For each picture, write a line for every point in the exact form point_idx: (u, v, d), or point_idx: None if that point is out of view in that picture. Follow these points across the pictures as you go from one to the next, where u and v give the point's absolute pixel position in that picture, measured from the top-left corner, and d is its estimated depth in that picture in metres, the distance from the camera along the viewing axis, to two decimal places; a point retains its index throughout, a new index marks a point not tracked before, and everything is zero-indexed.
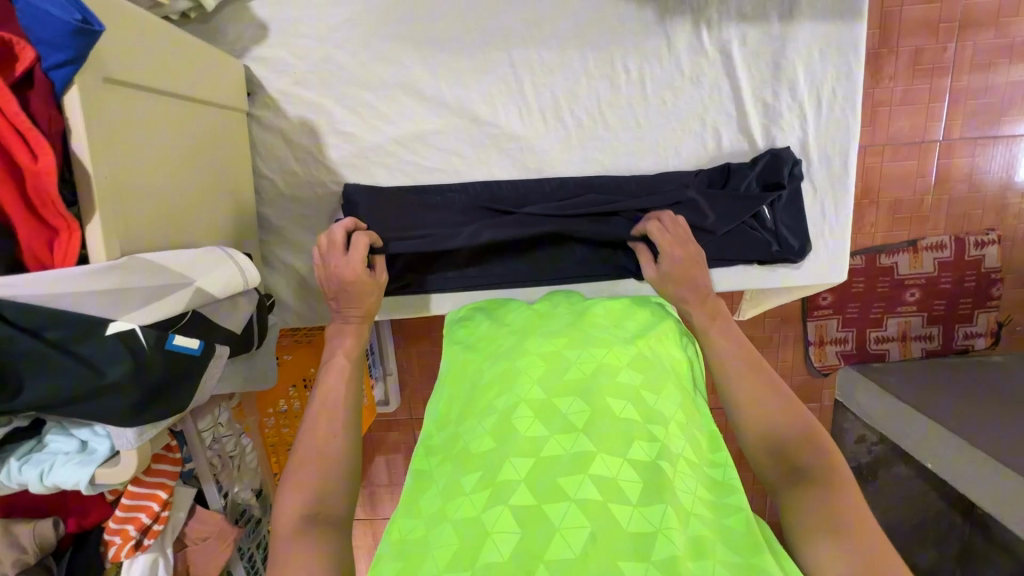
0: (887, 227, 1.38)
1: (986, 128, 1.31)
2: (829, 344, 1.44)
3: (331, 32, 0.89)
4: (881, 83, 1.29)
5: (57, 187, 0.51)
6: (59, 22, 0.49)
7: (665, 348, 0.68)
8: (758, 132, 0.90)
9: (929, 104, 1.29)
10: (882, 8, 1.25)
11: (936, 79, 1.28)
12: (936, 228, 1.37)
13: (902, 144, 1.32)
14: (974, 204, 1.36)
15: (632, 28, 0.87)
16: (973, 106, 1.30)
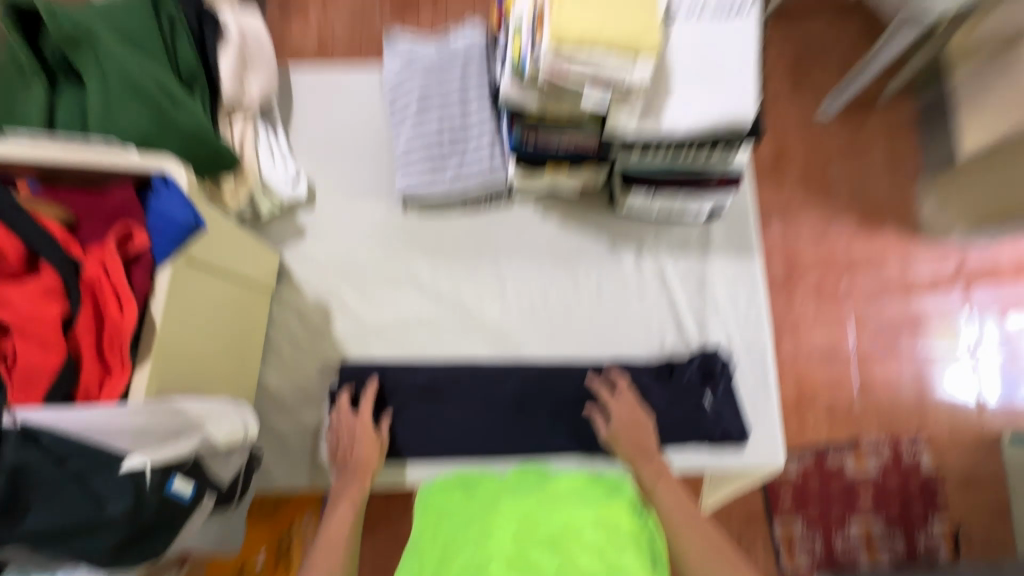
0: (828, 428, 1.53)
1: (888, 347, 1.57)
2: (798, 544, 1.48)
3: (358, 237, 1.14)
4: (795, 306, 1.59)
5: (130, 335, 0.63)
6: (178, 222, 0.68)
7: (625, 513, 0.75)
8: (694, 333, 1.11)
9: (838, 325, 1.58)
10: (786, 250, 1.60)
11: (838, 306, 1.58)
12: (871, 430, 1.53)
13: (823, 356, 1.56)
14: (897, 412, 1.54)
15: (591, 251, 1.14)
16: (872, 329, 1.57)
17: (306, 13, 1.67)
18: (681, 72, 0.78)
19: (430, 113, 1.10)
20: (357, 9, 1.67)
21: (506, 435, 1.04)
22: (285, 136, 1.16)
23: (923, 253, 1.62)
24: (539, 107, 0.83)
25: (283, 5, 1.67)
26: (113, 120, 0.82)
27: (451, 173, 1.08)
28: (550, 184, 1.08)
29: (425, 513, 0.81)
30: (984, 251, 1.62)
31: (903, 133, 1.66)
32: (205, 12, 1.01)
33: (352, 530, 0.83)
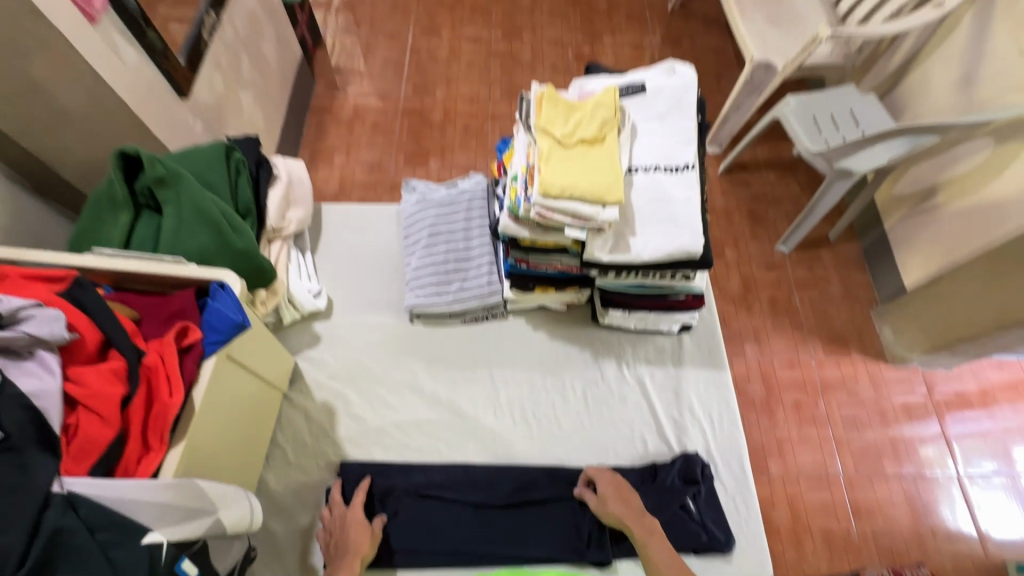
0: (829, 558, 1.49)
1: (874, 469, 1.60)
2: None
3: (367, 345, 1.27)
4: (778, 424, 1.65)
5: (174, 415, 0.74)
6: (229, 320, 0.83)
7: None
8: (674, 439, 1.19)
9: (822, 443, 1.62)
10: (762, 371, 1.72)
11: (819, 426, 1.65)
12: (873, 558, 1.49)
13: (812, 476, 1.58)
14: (895, 539, 1.51)
15: (577, 362, 1.27)
16: (853, 448, 1.62)
17: (334, 163, 2.00)
18: (642, 213, 1.00)
19: (439, 242, 1.30)
20: (379, 160, 2.01)
21: (497, 540, 1.06)
22: (312, 258, 1.35)
23: (891, 375, 1.73)
24: (531, 237, 1.03)
25: (316, 158, 2.01)
26: (180, 240, 1.00)
27: (454, 290, 1.25)
28: (539, 302, 1.25)
29: None
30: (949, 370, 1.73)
31: (856, 272, 1.89)
32: (262, 161, 1.26)
33: None
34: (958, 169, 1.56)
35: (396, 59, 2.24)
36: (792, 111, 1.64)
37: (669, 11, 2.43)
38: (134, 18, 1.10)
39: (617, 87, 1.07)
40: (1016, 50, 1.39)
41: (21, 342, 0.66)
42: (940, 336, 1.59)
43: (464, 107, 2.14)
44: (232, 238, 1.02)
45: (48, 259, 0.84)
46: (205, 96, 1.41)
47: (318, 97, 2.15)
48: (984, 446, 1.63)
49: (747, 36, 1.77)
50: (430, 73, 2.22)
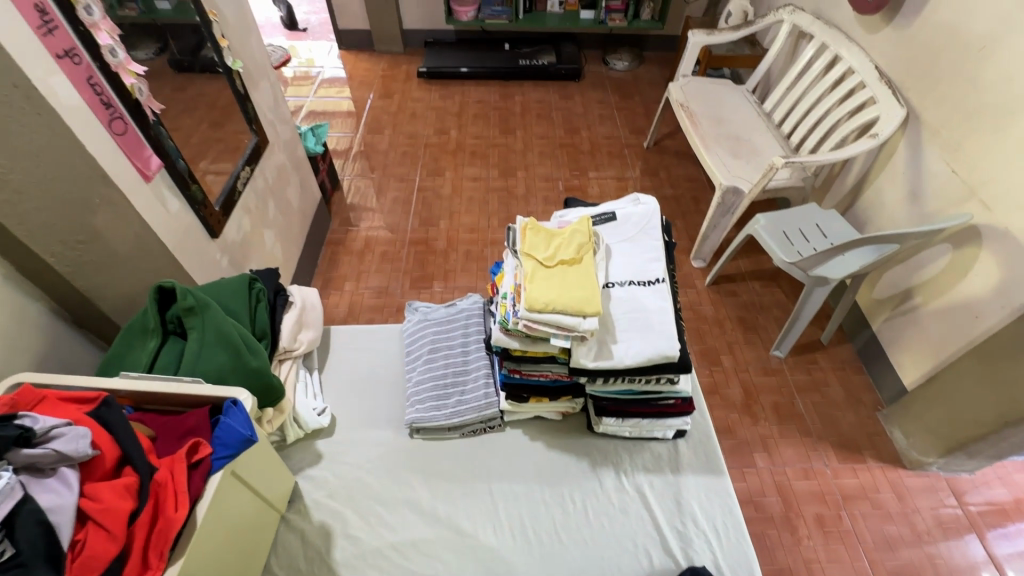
0: None
1: None
2: None
3: (368, 462, 1.28)
4: (802, 541, 1.55)
5: (176, 531, 0.76)
6: (239, 436, 0.89)
7: None
8: (680, 553, 1.15)
9: (853, 562, 1.52)
10: (775, 481, 1.67)
11: (848, 542, 1.56)
12: None
13: None
14: None
15: (575, 473, 1.27)
16: (887, 566, 1.52)
17: (345, 289, 2.16)
18: (621, 322, 1.09)
19: (438, 357, 1.39)
20: (388, 285, 2.17)
21: None
22: (318, 377, 1.43)
23: (912, 483, 1.67)
24: (521, 347, 1.12)
25: (329, 285, 2.18)
26: (199, 361, 1.09)
27: (453, 404, 1.30)
28: (535, 411, 1.30)
29: None
30: (974, 476, 1.68)
31: (854, 374, 1.93)
32: (280, 290, 1.40)
33: None
34: (927, 272, 1.66)
35: (404, 198, 2.54)
36: (762, 228, 1.81)
37: (645, 149, 2.78)
38: (183, 175, 1.32)
39: (591, 216, 1.24)
40: (948, 170, 1.55)
41: (47, 459, 0.72)
42: (949, 438, 1.55)
43: (465, 235, 2.37)
44: (247, 358, 1.12)
45: (82, 382, 0.94)
46: (233, 236, 1.60)
47: (334, 232, 2.39)
48: None
49: (715, 166, 2.02)
50: (435, 208, 2.49)
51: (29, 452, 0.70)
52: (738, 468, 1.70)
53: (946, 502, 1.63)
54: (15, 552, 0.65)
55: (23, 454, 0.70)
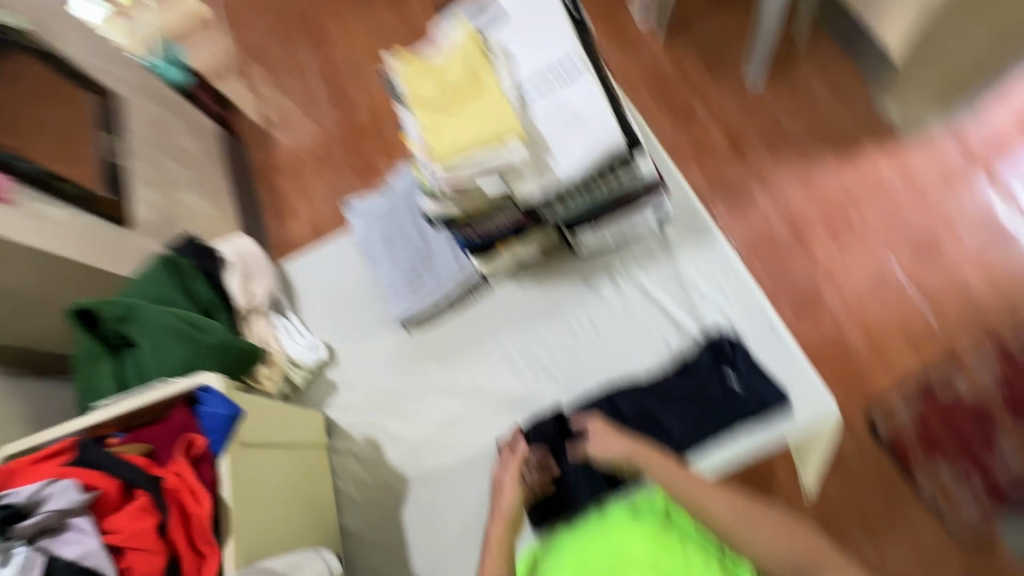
0: (918, 359, 1.45)
1: (935, 257, 1.51)
2: (956, 494, 1.36)
3: (380, 371, 1.29)
4: (820, 256, 1.57)
5: (209, 518, 0.78)
6: (222, 415, 0.86)
7: (664, 544, 0.79)
8: (694, 328, 1.16)
9: (871, 255, 1.54)
10: (782, 212, 1.62)
11: (863, 238, 1.56)
12: (967, 341, 1.45)
13: (872, 291, 1.51)
14: (983, 310, 1.46)
15: (573, 298, 1.24)
16: (902, 244, 1.53)
17: (296, 212, 2.00)
18: (551, 136, 0.95)
19: (397, 249, 1.31)
20: (334, 189, 2.00)
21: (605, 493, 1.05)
22: (297, 316, 1.37)
23: (914, 153, 1.59)
24: (463, 212, 0.99)
25: (277, 215, 2.01)
26: (160, 360, 1.04)
27: (432, 287, 1.26)
28: (513, 259, 1.22)
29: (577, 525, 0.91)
30: (978, 117, 1.59)
31: (839, 63, 1.71)
32: (203, 250, 1.25)
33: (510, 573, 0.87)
34: None
35: (302, 85, 2.18)
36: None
37: None
38: (39, 177, 1.14)
39: (472, 23, 1.01)
40: None
41: (52, 519, 0.72)
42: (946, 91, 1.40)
43: (384, 99, 2.07)
44: (203, 337, 1.06)
45: (54, 433, 0.90)
46: None
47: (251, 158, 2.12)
48: None
49: None
50: (340, 83, 2.15)
51: (30, 522, 0.71)
52: (742, 215, 1.64)
53: (953, 157, 1.57)
54: None
55: (24, 525, 0.71)
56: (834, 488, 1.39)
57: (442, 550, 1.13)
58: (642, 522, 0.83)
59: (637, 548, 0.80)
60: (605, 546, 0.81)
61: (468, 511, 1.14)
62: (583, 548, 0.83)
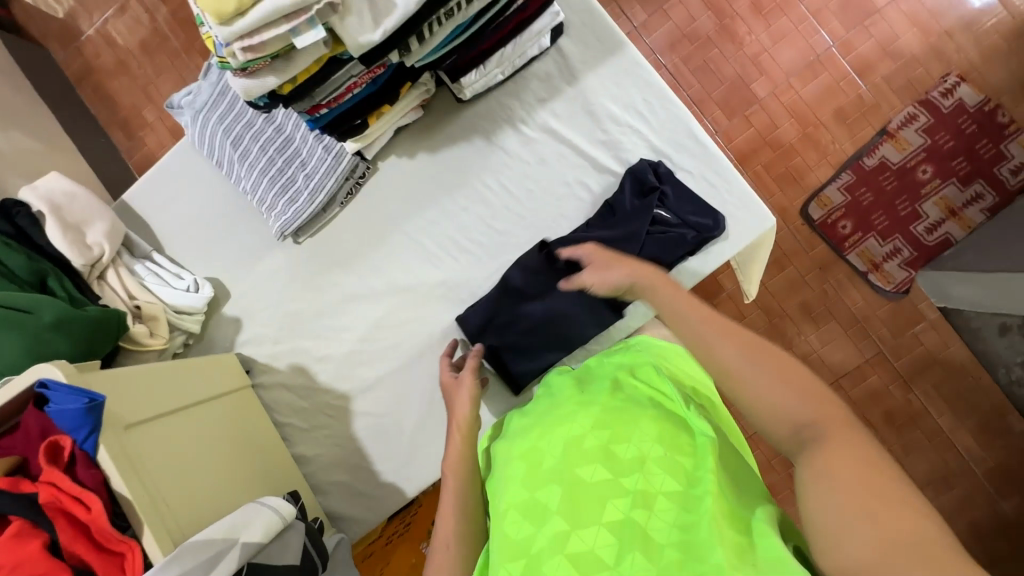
0: (850, 137, 1.43)
1: (865, 15, 1.41)
2: (886, 263, 1.41)
3: (283, 293, 1.13)
4: (745, 41, 1.44)
5: (107, 520, 0.68)
6: (75, 409, 0.70)
7: (631, 419, 0.64)
8: (613, 162, 1.01)
9: (800, 28, 1.43)
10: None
11: (790, 11, 1.43)
12: (896, 105, 1.41)
13: (803, 69, 1.43)
14: (913, 68, 1.40)
15: (475, 157, 1.05)
16: (832, 7, 1.42)
17: (145, 124, 1.64)
18: None
19: (252, 148, 1.07)
20: (180, 86, 1.62)
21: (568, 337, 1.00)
22: (165, 256, 1.15)
23: None
24: (285, 80, 0.74)
25: (125, 130, 1.64)
26: None
27: (304, 185, 1.04)
28: (392, 126, 1.00)
29: (528, 411, 0.76)
30: None
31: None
32: (9, 210, 1.01)
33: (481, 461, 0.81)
34: None
35: None
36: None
37: None
38: None
39: None
40: None
41: None
42: None
43: None
44: (36, 317, 0.86)
45: None
46: None
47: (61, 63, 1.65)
48: None
49: None
50: None
51: None
52: (660, 12, 1.47)
53: None
54: None
55: None
56: (773, 280, 1.45)
57: (405, 451, 1.10)
58: (595, 401, 0.68)
59: (587, 430, 0.64)
60: (552, 433, 0.66)
61: (417, 410, 1.10)
62: (529, 440, 0.68)
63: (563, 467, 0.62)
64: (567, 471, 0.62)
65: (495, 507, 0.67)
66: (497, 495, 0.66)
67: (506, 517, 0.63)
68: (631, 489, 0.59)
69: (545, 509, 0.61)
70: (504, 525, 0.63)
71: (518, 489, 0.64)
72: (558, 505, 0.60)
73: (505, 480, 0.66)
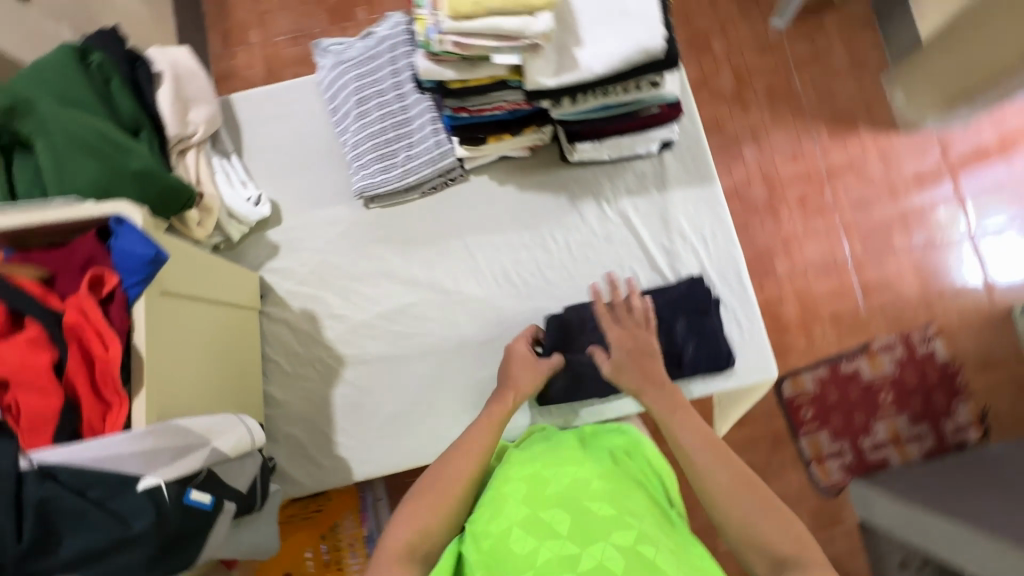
0: (838, 338, 1.61)
1: (884, 248, 1.64)
2: (829, 459, 1.55)
3: (329, 243, 1.17)
4: (784, 223, 1.65)
5: (118, 367, 0.68)
6: (141, 255, 0.72)
7: (628, 486, 0.79)
8: (666, 268, 1.13)
9: (829, 232, 1.65)
10: (762, 170, 1.67)
11: (827, 217, 1.65)
12: (882, 331, 1.61)
13: (820, 266, 1.63)
14: (905, 308, 1.62)
15: (553, 210, 1.16)
16: (862, 230, 1.65)
17: (250, 42, 1.70)
18: (585, 13, 0.80)
19: (371, 110, 1.14)
20: (298, 25, 1.71)
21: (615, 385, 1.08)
22: (242, 161, 1.19)
23: (902, 145, 1.68)
24: (459, 78, 0.84)
25: (229, 39, 1.70)
26: (66, 176, 0.86)
27: (402, 163, 1.12)
28: (498, 153, 1.12)
29: (529, 455, 0.88)
30: (966, 128, 1.69)
31: (862, 34, 1.72)
32: (134, 57, 1.04)
33: (475, 472, 0.85)
34: None
35: None
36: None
37: None
38: None
39: None
40: None
41: None
42: (947, 89, 1.43)
43: None
44: (124, 160, 0.88)
45: None
46: None
47: None
48: (995, 200, 1.66)
49: None
50: None
51: None
52: (726, 164, 1.67)
53: (930, 156, 1.68)
54: None
55: None
56: (735, 432, 1.56)
57: (371, 434, 1.11)
58: (594, 462, 0.84)
59: (592, 478, 0.78)
60: (557, 472, 0.80)
61: (400, 402, 1.12)
62: (534, 470, 0.81)
63: (568, 500, 0.74)
64: (574, 502, 0.73)
65: (495, 520, 0.74)
66: (498, 512, 0.75)
67: (511, 533, 0.71)
68: (633, 527, 0.69)
69: (551, 530, 0.70)
70: (508, 539, 0.70)
71: (525, 508, 0.74)
72: (565, 529, 0.70)
73: (509, 499, 0.77)
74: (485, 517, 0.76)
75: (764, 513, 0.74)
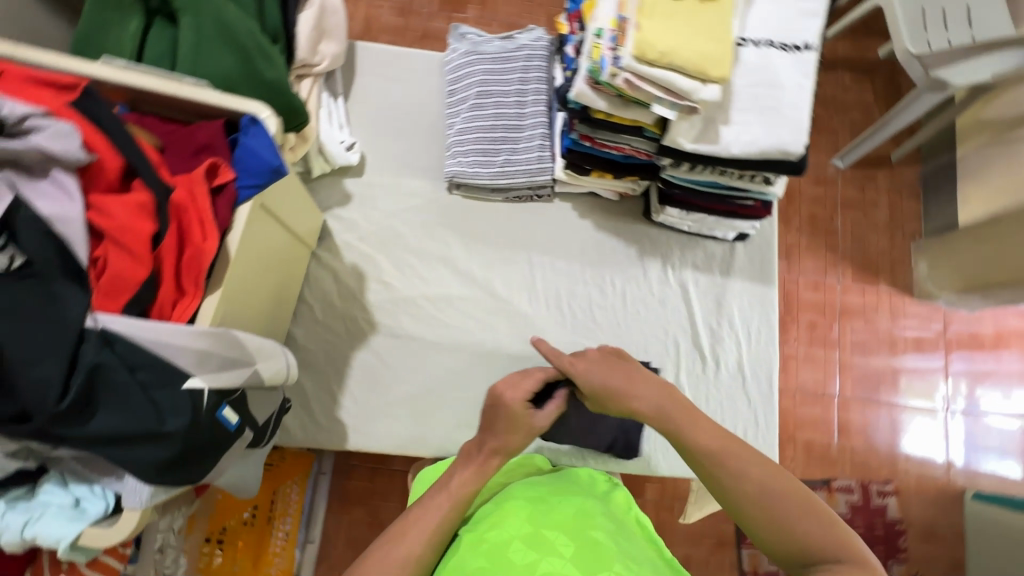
0: (804, 465, 1.60)
1: (870, 395, 1.65)
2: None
3: (401, 211, 1.17)
4: (788, 341, 1.66)
5: (210, 261, 0.66)
6: (267, 162, 0.73)
7: (630, 540, 0.77)
8: (708, 348, 1.16)
9: (826, 363, 1.66)
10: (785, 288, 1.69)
11: (829, 348, 1.67)
12: (846, 472, 1.61)
13: (809, 394, 1.64)
14: (873, 458, 1.62)
15: (621, 257, 1.20)
16: (856, 371, 1.66)
17: None
18: (741, 96, 0.84)
19: (486, 105, 1.16)
20: None
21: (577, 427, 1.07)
22: (345, 106, 1.20)
23: (911, 310, 1.71)
24: (606, 110, 0.86)
25: None
26: (200, 59, 0.84)
27: (501, 163, 1.14)
28: (591, 187, 1.16)
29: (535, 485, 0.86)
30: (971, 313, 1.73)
31: (907, 202, 1.76)
32: None
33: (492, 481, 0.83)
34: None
35: None
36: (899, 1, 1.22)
37: None
38: None
39: None
40: None
41: (33, 158, 0.58)
42: (974, 276, 1.50)
43: None
44: (260, 67, 0.86)
45: (49, 58, 0.69)
46: None
47: None
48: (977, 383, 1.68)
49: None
50: None
51: (4, 144, 0.55)
52: None
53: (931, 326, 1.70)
54: (26, 262, 0.57)
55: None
56: None
57: (377, 408, 1.09)
58: (593, 502, 0.83)
59: (595, 519, 0.77)
60: (562, 501, 0.80)
61: (414, 387, 1.10)
62: (541, 498, 0.80)
63: (573, 529, 0.72)
64: (579, 534, 0.71)
65: (495, 533, 0.72)
66: (500, 525, 0.73)
67: (511, 544, 0.69)
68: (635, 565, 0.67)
69: (554, 548, 0.68)
70: (507, 551, 0.68)
71: (527, 525, 0.72)
72: (568, 550, 0.68)
73: (512, 516, 0.75)
74: (482, 527, 0.75)
75: (796, 513, 0.58)
